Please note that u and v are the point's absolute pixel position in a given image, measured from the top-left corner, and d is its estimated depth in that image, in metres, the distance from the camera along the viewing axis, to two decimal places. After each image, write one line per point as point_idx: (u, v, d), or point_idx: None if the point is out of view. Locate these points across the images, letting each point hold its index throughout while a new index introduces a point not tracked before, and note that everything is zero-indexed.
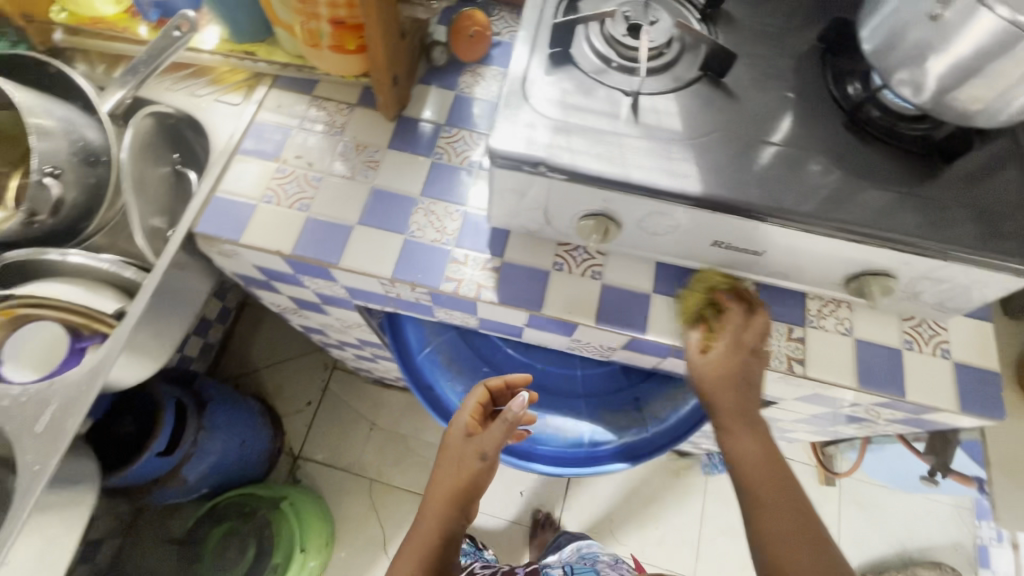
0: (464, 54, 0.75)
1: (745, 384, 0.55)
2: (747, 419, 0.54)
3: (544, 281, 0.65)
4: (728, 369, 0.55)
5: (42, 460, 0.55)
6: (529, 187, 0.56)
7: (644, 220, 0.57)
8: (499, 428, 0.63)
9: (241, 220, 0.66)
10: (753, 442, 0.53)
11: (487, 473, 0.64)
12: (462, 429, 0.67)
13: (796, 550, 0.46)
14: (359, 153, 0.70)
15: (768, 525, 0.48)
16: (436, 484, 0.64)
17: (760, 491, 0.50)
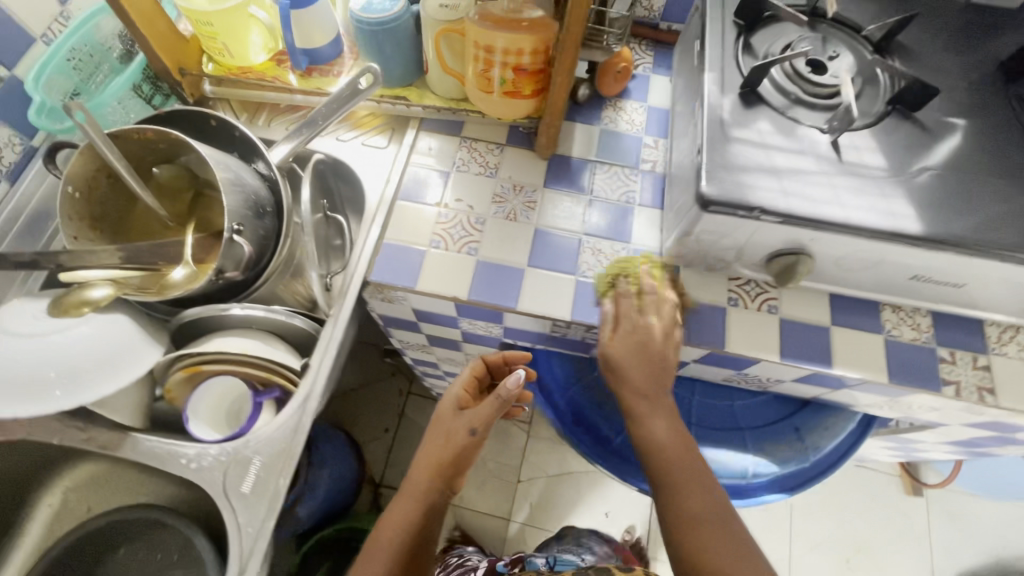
0: (606, 90, 0.75)
1: (660, 364, 0.58)
2: (655, 406, 0.58)
3: (722, 317, 0.64)
4: (627, 349, 0.58)
5: (256, 523, 0.55)
6: (732, 229, 0.55)
7: (842, 258, 0.56)
8: (487, 403, 0.66)
9: (413, 268, 0.66)
10: (662, 425, 0.58)
11: (476, 444, 0.68)
12: (451, 402, 0.71)
13: (706, 528, 0.53)
14: (517, 194, 0.70)
15: (688, 499, 0.55)
16: (424, 456, 0.67)
17: (673, 477, 0.56)
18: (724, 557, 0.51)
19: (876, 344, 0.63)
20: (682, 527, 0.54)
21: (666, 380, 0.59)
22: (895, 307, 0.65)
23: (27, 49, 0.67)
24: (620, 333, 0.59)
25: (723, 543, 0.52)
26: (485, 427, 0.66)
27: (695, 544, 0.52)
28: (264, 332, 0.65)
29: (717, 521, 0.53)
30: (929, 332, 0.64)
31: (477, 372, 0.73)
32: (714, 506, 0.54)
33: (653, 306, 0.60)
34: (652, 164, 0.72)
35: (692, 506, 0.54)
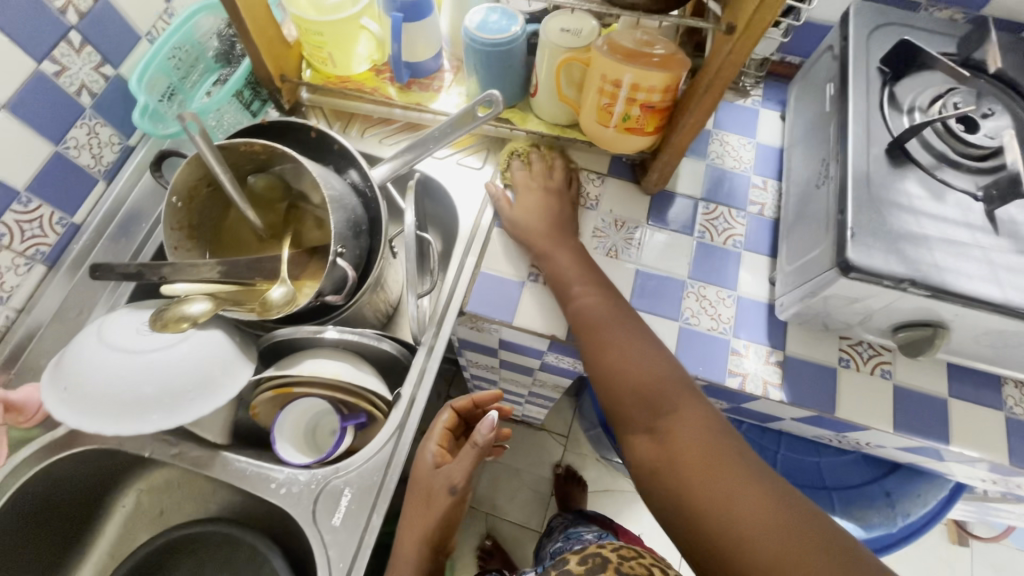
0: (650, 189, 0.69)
1: (555, 208, 0.65)
2: (561, 242, 0.63)
3: (833, 379, 0.61)
4: (530, 203, 0.65)
5: (348, 559, 0.53)
6: (871, 296, 0.52)
7: (984, 334, 0.53)
8: (468, 454, 0.63)
9: (511, 302, 0.63)
10: (568, 254, 0.62)
11: (459, 504, 0.64)
12: (428, 460, 0.68)
13: (612, 341, 0.54)
14: (618, 229, 0.68)
15: (582, 299, 0.58)
16: (406, 527, 0.64)
17: (569, 290, 0.59)
18: (641, 369, 0.52)
19: (996, 421, 0.60)
20: (587, 334, 0.56)
21: (570, 224, 0.65)
22: (1017, 383, 0.61)
23: (133, 45, 0.66)
24: (521, 190, 0.67)
25: (628, 345, 0.54)
26: (466, 482, 0.63)
27: (605, 353, 0.54)
28: (350, 354, 0.64)
29: (618, 327, 0.56)
30: None
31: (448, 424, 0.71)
32: (617, 318, 0.57)
33: (541, 175, 0.67)
34: (760, 208, 0.69)
35: (592, 308, 0.58)
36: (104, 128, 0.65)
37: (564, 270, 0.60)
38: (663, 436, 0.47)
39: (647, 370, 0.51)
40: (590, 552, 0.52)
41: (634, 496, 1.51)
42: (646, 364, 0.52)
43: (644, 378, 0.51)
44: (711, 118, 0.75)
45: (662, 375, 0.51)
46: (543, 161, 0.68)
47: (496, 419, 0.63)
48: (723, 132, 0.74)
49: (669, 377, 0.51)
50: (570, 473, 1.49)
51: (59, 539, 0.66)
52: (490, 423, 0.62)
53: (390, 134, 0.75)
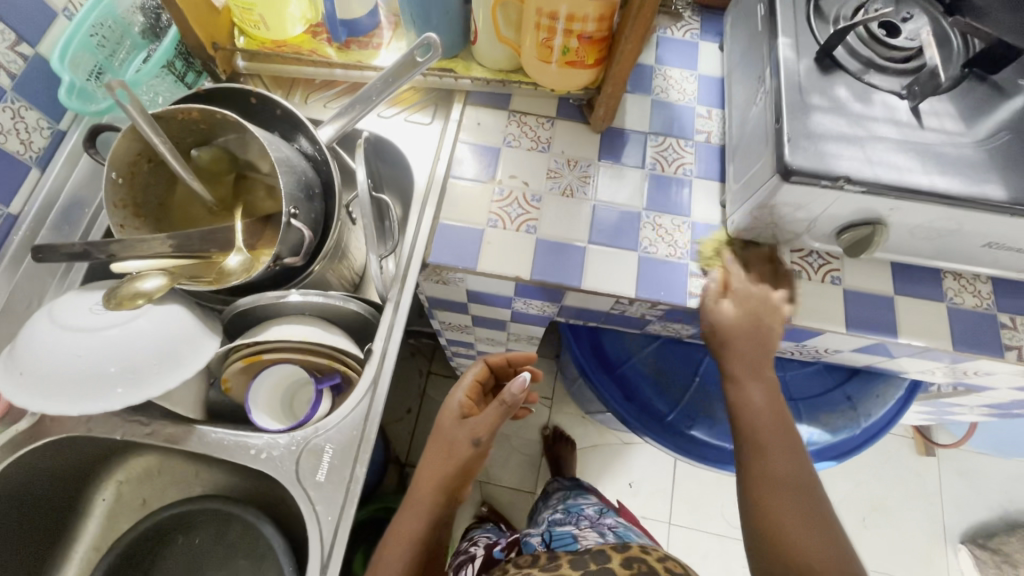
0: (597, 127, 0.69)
1: (761, 334, 0.57)
2: (758, 373, 0.57)
3: (787, 290, 0.64)
4: (740, 321, 0.58)
5: (335, 511, 0.54)
6: (813, 199, 0.54)
7: (919, 226, 0.56)
8: (494, 408, 0.64)
9: (472, 248, 0.64)
10: (761, 393, 0.55)
11: (478, 456, 0.66)
12: (455, 409, 0.70)
13: (793, 498, 0.50)
14: (572, 168, 0.68)
15: (774, 458, 0.52)
16: (425, 468, 0.66)
17: (760, 436, 0.54)
18: (805, 526, 0.49)
19: (938, 311, 0.64)
20: (766, 481, 0.51)
21: (771, 348, 0.57)
22: (955, 275, 0.65)
23: (51, 23, 0.63)
24: (729, 301, 0.59)
25: (803, 514, 0.50)
26: (489, 435, 0.65)
27: (768, 497, 0.51)
28: (317, 319, 0.64)
29: (796, 501, 0.50)
30: (990, 299, 0.65)
31: (479, 376, 0.75)
32: (796, 479, 0.51)
33: (754, 288, 0.59)
34: (707, 135, 0.71)
35: (776, 469, 0.52)
36: (30, 111, 0.62)
37: (756, 403, 0.55)
38: None
39: (825, 548, 0.48)
40: (632, 557, 0.64)
41: (622, 447, 1.55)
42: (820, 544, 0.48)
43: (814, 563, 0.47)
44: (652, 54, 0.76)
45: (828, 555, 0.47)
46: (766, 265, 0.63)
47: (528, 379, 0.64)
48: (665, 67, 0.75)
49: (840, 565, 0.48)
50: (557, 433, 1.52)
51: (39, 537, 0.65)
52: (521, 382, 0.63)
53: (334, 98, 0.74)
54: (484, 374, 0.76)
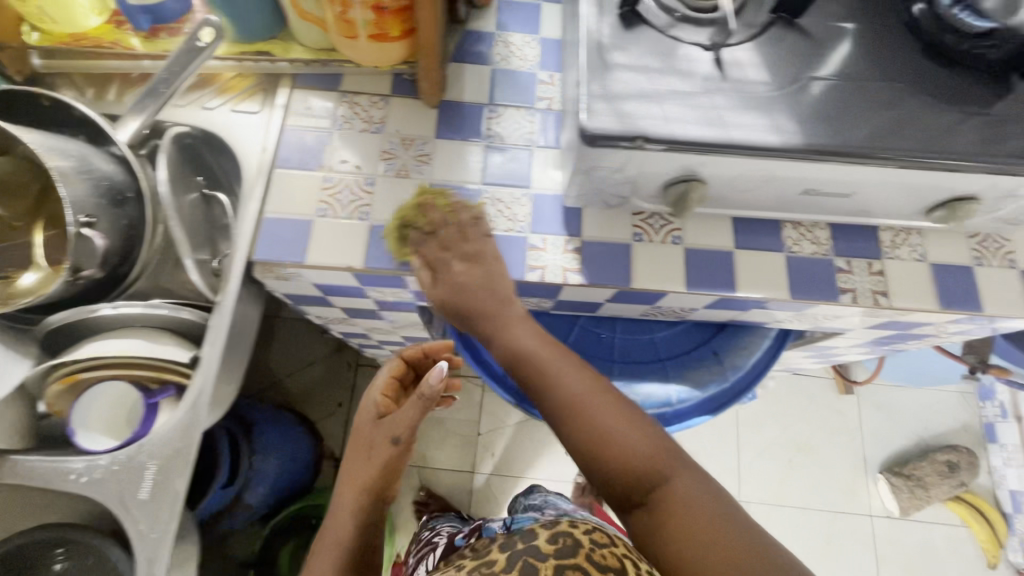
0: (429, 101, 0.66)
1: (484, 282, 0.56)
2: (510, 311, 0.56)
3: (627, 254, 0.63)
4: (453, 288, 0.56)
5: (159, 528, 0.53)
6: (621, 161, 0.53)
7: (735, 179, 0.56)
8: (409, 408, 0.62)
9: (302, 241, 0.61)
10: (527, 331, 0.55)
11: (402, 452, 0.65)
12: (371, 408, 0.67)
13: (584, 414, 0.51)
14: (407, 148, 0.66)
15: (556, 381, 0.52)
16: (347, 473, 0.65)
17: (550, 371, 0.53)
18: (618, 421, 0.50)
19: (777, 262, 0.64)
20: (573, 413, 0.51)
21: (507, 297, 0.56)
22: (795, 224, 0.66)
23: None
24: (438, 279, 0.57)
25: (611, 411, 0.51)
26: (409, 433, 0.63)
27: (597, 426, 0.50)
28: (148, 329, 0.61)
29: (611, 404, 0.51)
30: (828, 245, 0.66)
31: (396, 372, 0.70)
32: (600, 388, 0.52)
33: (455, 240, 0.58)
34: (548, 102, 0.69)
35: (575, 389, 0.52)
36: None
37: (524, 342, 0.54)
38: (666, 511, 0.47)
39: (638, 443, 0.49)
40: (562, 531, 0.50)
41: None
42: (637, 432, 0.50)
43: (643, 452, 0.49)
44: (493, 20, 0.73)
45: (636, 448, 0.49)
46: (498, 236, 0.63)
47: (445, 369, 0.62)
48: (507, 32, 0.72)
49: (664, 445, 0.50)
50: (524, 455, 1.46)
51: None
52: (438, 373, 0.60)
53: None
54: (400, 368, 0.70)
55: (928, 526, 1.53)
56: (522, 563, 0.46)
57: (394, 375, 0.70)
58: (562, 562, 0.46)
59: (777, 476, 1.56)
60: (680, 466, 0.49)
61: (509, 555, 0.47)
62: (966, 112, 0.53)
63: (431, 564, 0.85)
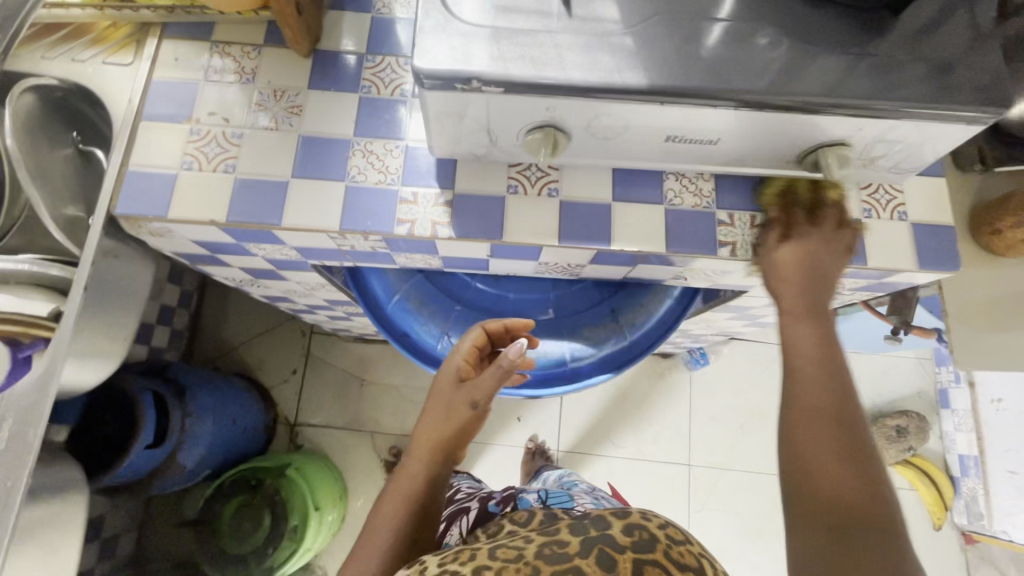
0: (300, 51, 0.64)
1: (816, 281, 0.59)
2: (818, 316, 0.58)
3: (501, 207, 0.62)
4: (796, 267, 0.59)
5: (14, 476, 0.53)
6: (467, 106, 0.52)
7: (592, 125, 0.54)
8: (490, 376, 0.67)
9: (165, 195, 0.60)
10: (807, 330, 0.57)
11: (475, 419, 0.70)
12: (452, 374, 0.70)
13: (826, 433, 0.52)
14: (278, 100, 0.64)
15: (800, 389, 0.55)
16: (424, 428, 0.69)
17: (798, 372, 0.56)
18: (824, 448, 0.51)
19: (656, 215, 0.63)
20: (793, 413, 0.54)
21: (830, 282, 0.59)
22: (677, 175, 0.64)
23: None
24: (788, 245, 0.60)
25: (827, 436, 0.52)
26: (486, 401, 0.68)
27: (805, 442, 0.52)
28: (22, 285, 0.62)
29: (841, 432, 0.51)
30: (711, 197, 0.64)
31: (477, 342, 0.69)
32: (839, 408, 0.53)
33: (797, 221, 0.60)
34: None
35: (821, 401, 0.54)
36: None
37: (800, 341, 0.57)
38: (840, 548, 0.47)
39: (850, 476, 0.50)
40: (635, 522, 0.50)
41: None
42: (848, 471, 0.50)
43: (828, 487, 0.50)
44: None
45: (851, 484, 0.49)
46: (839, 209, 0.60)
47: (525, 347, 0.65)
48: None
49: (868, 486, 0.49)
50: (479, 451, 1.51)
51: None
52: (518, 350, 0.64)
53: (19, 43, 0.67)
54: (482, 340, 0.70)
55: None
56: (598, 550, 0.46)
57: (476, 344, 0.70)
58: (640, 556, 0.46)
59: (728, 441, 1.58)
60: (880, 514, 0.48)
61: (583, 539, 0.47)
62: (833, 50, 0.50)
63: (467, 529, 0.74)
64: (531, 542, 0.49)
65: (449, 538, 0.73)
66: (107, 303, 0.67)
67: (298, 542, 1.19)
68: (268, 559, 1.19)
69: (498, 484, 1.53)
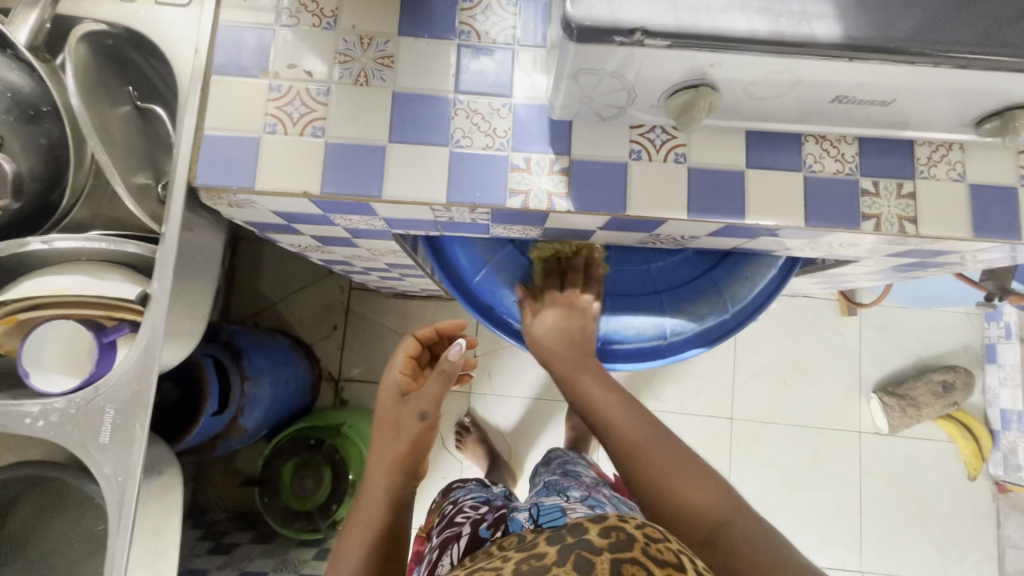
0: None
1: (577, 338, 0.70)
2: (585, 368, 0.70)
3: (623, 175, 0.55)
4: (563, 330, 0.70)
5: (125, 471, 0.52)
6: (615, 63, 0.44)
7: (752, 84, 0.46)
8: (433, 382, 0.70)
9: (249, 164, 0.54)
10: (592, 383, 0.68)
11: (429, 428, 0.70)
12: (394, 389, 0.73)
13: (663, 463, 0.60)
14: (365, 49, 0.55)
15: (623, 429, 0.63)
16: (378, 453, 0.69)
17: (613, 418, 0.65)
18: (676, 474, 0.59)
19: (794, 183, 0.56)
20: (629, 452, 0.62)
21: (588, 346, 0.71)
22: (818, 138, 0.57)
23: None
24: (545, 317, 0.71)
25: (672, 466, 0.60)
26: (434, 406, 0.70)
27: (656, 470, 0.59)
28: (96, 264, 0.57)
29: (673, 461, 0.60)
30: (854, 163, 0.57)
31: (411, 351, 0.75)
32: (656, 434, 0.63)
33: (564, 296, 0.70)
34: None
35: (634, 436, 0.63)
36: None
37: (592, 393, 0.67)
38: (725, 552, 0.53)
39: (702, 490, 0.58)
40: (614, 523, 0.45)
41: None
42: (699, 485, 0.58)
43: (692, 498, 0.57)
44: None
45: (704, 497, 0.57)
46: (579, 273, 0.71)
47: (464, 347, 0.70)
48: None
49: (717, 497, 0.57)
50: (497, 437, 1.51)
51: None
52: (457, 349, 0.69)
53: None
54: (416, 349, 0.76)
55: (914, 442, 1.57)
56: (575, 557, 0.42)
57: (411, 355, 0.75)
58: (618, 556, 0.42)
59: (769, 395, 1.59)
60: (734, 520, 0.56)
61: (560, 547, 0.43)
62: None
63: (458, 558, 0.76)
64: (509, 560, 0.45)
65: (441, 569, 0.76)
66: (185, 280, 0.61)
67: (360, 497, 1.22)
68: (332, 515, 1.23)
69: (542, 437, 1.55)
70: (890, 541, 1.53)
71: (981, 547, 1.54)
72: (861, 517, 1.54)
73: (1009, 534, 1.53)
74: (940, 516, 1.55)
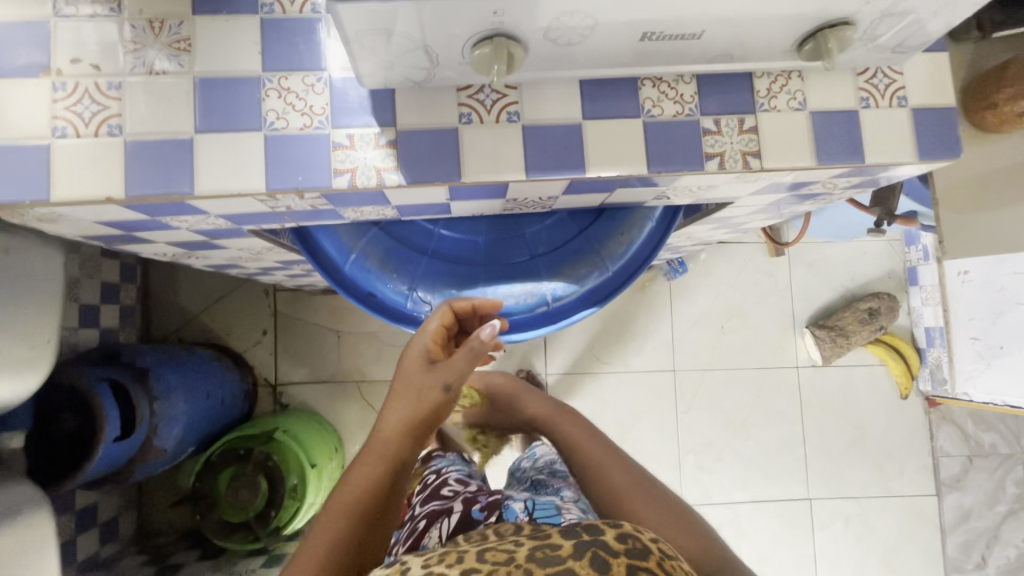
0: None
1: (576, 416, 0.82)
2: (581, 428, 0.79)
3: (455, 142, 0.53)
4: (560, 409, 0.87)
5: None
6: (395, 21, 0.41)
7: (551, 29, 0.44)
8: (464, 357, 0.61)
9: (40, 173, 0.49)
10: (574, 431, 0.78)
11: (448, 402, 0.61)
12: (421, 353, 0.62)
13: (634, 489, 0.63)
14: (157, 33, 0.51)
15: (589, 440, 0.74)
16: (389, 414, 0.59)
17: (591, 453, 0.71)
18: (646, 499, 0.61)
19: (633, 130, 0.55)
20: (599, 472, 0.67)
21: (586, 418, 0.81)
22: (655, 80, 0.55)
23: None
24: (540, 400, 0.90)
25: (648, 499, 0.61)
26: (460, 382, 0.61)
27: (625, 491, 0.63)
28: None
29: (650, 495, 0.62)
30: (694, 103, 0.56)
31: (444, 320, 0.63)
32: (612, 455, 0.70)
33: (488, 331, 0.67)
34: None
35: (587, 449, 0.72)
36: None
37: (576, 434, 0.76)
38: None
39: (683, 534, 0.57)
40: (630, 530, 0.40)
41: None
42: (675, 525, 0.58)
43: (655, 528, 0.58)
44: None
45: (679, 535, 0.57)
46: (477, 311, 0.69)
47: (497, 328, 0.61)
48: None
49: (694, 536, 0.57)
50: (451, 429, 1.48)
51: None
52: (492, 330, 0.60)
53: None
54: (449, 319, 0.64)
55: (848, 370, 1.63)
56: (590, 554, 0.37)
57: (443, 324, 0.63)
58: (635, 563, 0.37)
59: (709, 342, 1.61)
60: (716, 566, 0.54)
61: (575, 542, 0.39)
62: None
63: (446, 534, 0.70)
64: (522, 543, 0.40)
65: (428, 543, 0.70)
66: (9, 306, 0.58)
67: (300, 499, 1.18)
68: (272, 522, 1.19)
69: None
70: (833, 466, 1.60)
71: (917, 460, 1.62)
72: (805, 447, 1.60)
73: (942, 444, 1.61)
74: (878, 436, 1.62)
